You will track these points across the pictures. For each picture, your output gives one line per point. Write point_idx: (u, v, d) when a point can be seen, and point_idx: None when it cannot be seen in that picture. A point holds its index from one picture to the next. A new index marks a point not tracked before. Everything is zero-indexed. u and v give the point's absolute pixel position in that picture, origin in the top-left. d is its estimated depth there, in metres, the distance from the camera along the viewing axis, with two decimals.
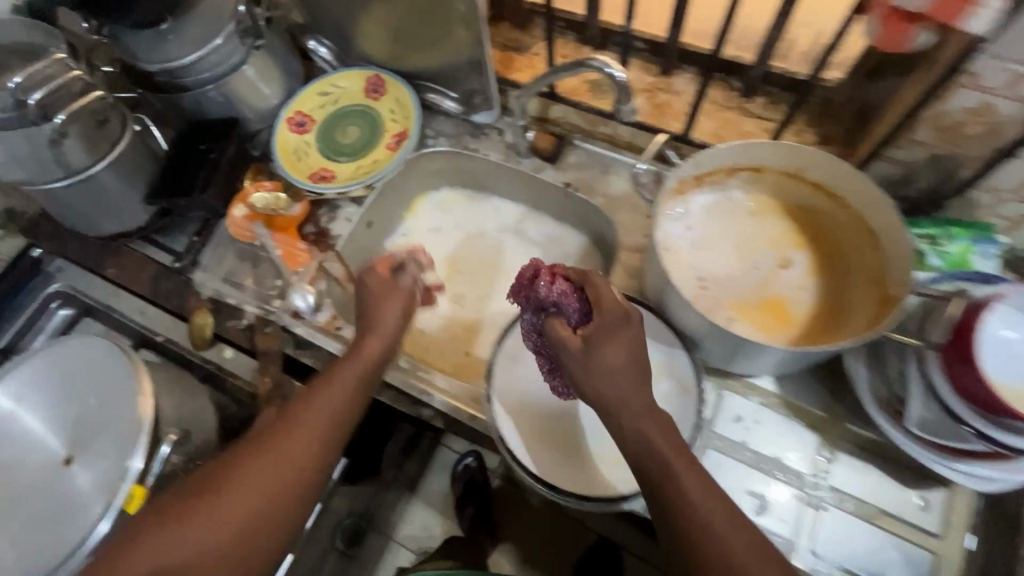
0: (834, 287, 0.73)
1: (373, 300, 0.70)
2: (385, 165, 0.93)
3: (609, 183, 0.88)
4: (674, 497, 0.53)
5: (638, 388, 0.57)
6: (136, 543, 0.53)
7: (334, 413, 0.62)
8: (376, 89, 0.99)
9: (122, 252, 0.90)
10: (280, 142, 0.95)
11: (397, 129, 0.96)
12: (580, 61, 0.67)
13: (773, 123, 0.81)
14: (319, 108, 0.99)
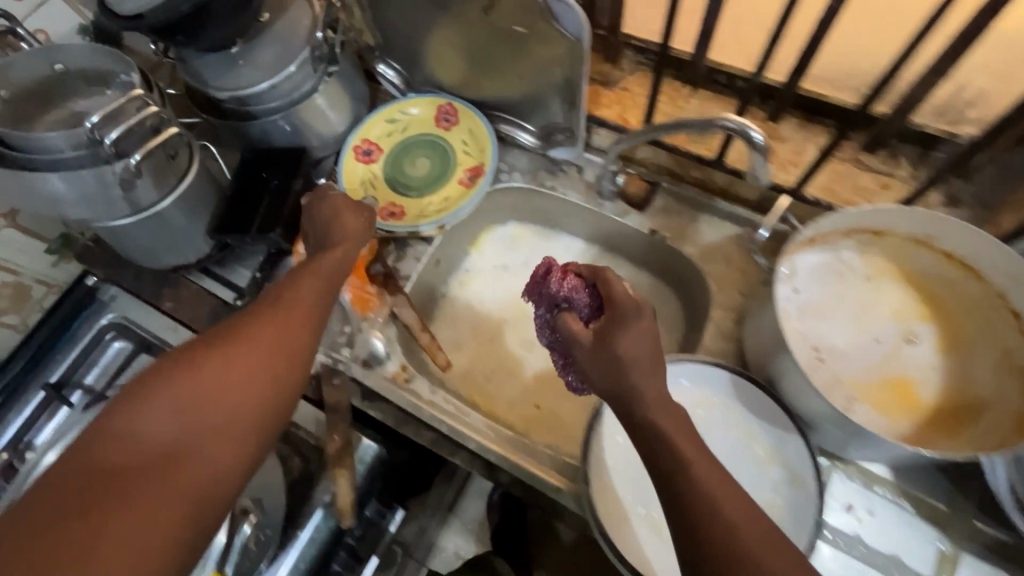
0: (964, 369, 0.67)
1: (338, 227, 0.70)
2: (459, 202, 0.88)
3: (700, 232, 0.82)
4: (688, 478, 0.46)
5: (649, 366, 0.52)
6: (88, 446, 0.45)
7: (307, 316, 0.59)
8: (447, 117, 0.93)
9: (181, 285, 0.87)
10: (347, 173, 0.91)
11: (471, 163, 0.91)
12: (712, 120, 0.61)
13: (893, 179, 0.74)
14: (387, 136, 0.93)
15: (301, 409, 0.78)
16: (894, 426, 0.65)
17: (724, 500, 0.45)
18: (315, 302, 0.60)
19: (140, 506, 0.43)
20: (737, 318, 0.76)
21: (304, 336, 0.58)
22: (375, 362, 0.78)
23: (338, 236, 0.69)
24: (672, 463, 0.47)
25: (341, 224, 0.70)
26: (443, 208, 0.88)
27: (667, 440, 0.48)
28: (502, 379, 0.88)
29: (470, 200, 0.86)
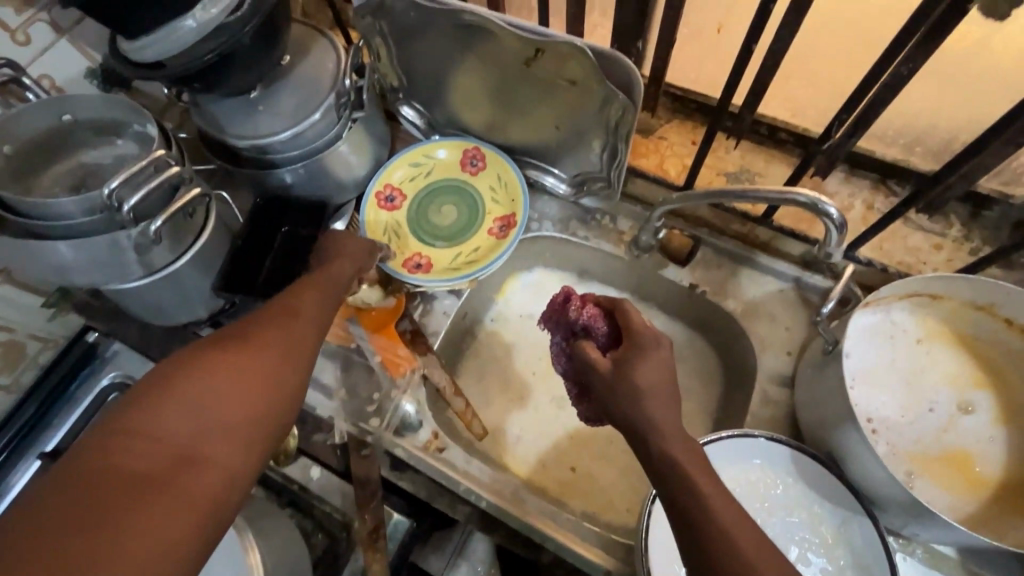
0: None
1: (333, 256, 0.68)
2: (489, 255, 0.84)
3: (743, 287, 0.79)
4: (700, 506, 0.45)
5: (666, 396, 0.51)
6: (92, 453, 0.40)
7: (317, 324, 0.58)
8: (474, 162, 0.89)
9: (192, 341, 0.81)
10: (370, 222, 0.87)
11: (500, 212, 0.87)
12: (784, 194, 0.58)
13: (947, 239, 0.71)
14: (410, 181, 0.90)
15: (324, 480, 0.73)
16: (955, 504, 0.62)
17: (737, 527, 0.44)
18: (322, 308, 0.60)
19: (160, 511, 0.39)
20: (787, 381, 0.73)
21: (313, 342, 0.57)
22: (407, 431, 0.72)
23: (337, 255, 0.68)
24: (682, 494, 0.46)
25: (341, 244, 0.69)
26: (473, 261, 0.85)
27: (679, 467, 0.47)
28: (533, 438, 0.83)
29: (501, 253, 0.81)
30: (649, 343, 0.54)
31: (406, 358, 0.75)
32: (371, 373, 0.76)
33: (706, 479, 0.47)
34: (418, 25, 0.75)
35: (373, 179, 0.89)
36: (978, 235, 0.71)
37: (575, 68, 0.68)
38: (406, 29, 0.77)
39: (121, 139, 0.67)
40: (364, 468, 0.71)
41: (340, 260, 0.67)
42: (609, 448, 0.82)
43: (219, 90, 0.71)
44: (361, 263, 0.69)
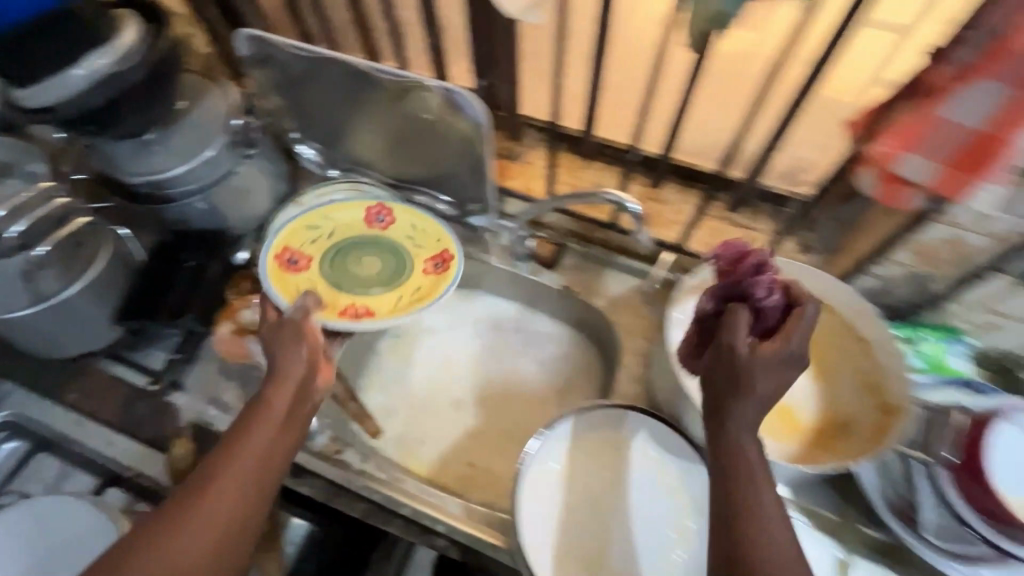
0: (830, 391, 0.73)
1: (276, 354, 0.64)
2: (434, 292, 0.86)
3: (608, 286, 0.90)
4: (745, 505, 0.50)
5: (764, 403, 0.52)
6: None
7: (245, 481, 0.56)
8: (380, 217, 0.93)
9: (87, 373, 0.82)
10: (279, 285, 0.84)
11: (427, 253, 0.89)
12: (595, 194, 0.72)
13: (758, 232, 0.86)
14: (313, 243, 0.90)
15: None
16: (777, 447, 0.70)
17: (768, 529, 0.49)
18: (262, 451, 0.57)
19: None
20: (645, 361, 0.84)
21: (250, 497, 0.56)
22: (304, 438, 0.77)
23: (282, 369, 0.63)
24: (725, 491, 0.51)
25: (286, 351, 0.64)
26: (417, 297, 0.86)
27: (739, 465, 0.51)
28: (433, 441, 0.89)
29: (448, 282, 0.85)
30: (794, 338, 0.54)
31: None
32: None
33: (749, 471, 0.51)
34: (300, 71, 0.85)
35: (270, 246, 0.88)
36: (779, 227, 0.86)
37: (432, 105, 0.80)
38: (290, 75, 0.87)
39: None
40: None
41: (284, 376, 0.62)
42: (502, 442, 0.88)
43: (114, 133, 0.76)
44: (308, 370, 0.64)
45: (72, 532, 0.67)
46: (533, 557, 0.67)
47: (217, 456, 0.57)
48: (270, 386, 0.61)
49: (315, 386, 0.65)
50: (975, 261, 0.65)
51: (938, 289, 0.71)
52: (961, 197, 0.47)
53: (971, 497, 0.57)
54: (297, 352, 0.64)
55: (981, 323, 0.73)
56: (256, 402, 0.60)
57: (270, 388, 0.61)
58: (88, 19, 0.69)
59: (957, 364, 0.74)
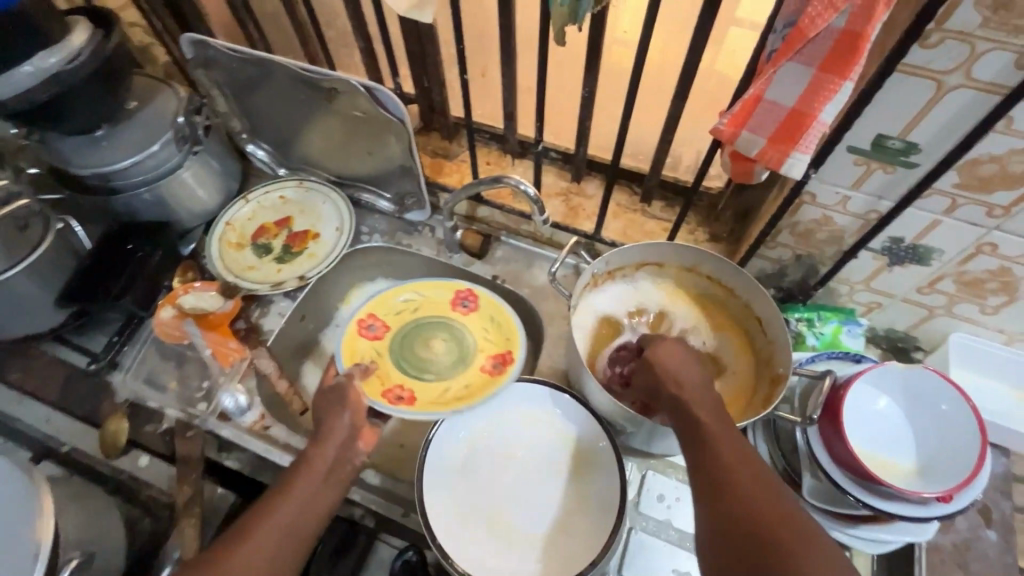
0: (738, 366, 0.81)
1: (323, 415, 0.70)
2: (482, 393, 0.79)
3: (533, 275, 0.95)
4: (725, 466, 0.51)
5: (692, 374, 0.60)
6: None
7: (288, 529, 0.58)
8: (467, 299, 0.87)
9: (31, 355, 0.86)
10: (346, 350, 0.82)
11: (495, 348, 0.83)
12: (499, 179, 0.77)
13: (670, 223, 0.92)
14: (396, 312, 0.86)
15: (152, 468, 0.78)
16: None
17: (751, 479, 0.50)
18: (302, 509, 0.60)
19: None
20: (564, 344, 0.89)
21: (280, 559, 0.56)
22: (232, 414, 0.81)
23: (328, 429, 0.68)
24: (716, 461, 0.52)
25: (331, 413, 0.70)
26: (462, 398, 0.79)
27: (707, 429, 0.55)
28: None
29: (498, 388, 0.78)
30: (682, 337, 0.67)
31: (234, 349, 0.85)
32: (204, 366, 0.85)
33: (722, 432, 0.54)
34: (242, 74, 0.92)
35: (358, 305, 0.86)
36: (690, 218, 0.91)
37: (361, 102, 0.86)
38: (236, 78, 0.93)
39: None
40: (187, 448, 0.77)
41: (329, 436, 0.67)
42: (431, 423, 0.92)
43: (64, 129, 0.83)
44: (350, 435, 0.68)
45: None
46: (432, 517, 0.71)
47: (258, 508, 0.60)
48: (317, 445, 0.66)
49: (358, 451, 0.68)
50: (846, 240, 0.70)
51: (822, 270, 0.77)
52: (782, 167, 0.52)
53: (830, 448, 0.62)
54: (341, 416, 0.69)
55: (868, 303, 0.79)
56: (301, 461, 0.65)
57: (315, 443, 0.66)
58: (35, 19, 0.73)
59: (851, 343, 0.79)
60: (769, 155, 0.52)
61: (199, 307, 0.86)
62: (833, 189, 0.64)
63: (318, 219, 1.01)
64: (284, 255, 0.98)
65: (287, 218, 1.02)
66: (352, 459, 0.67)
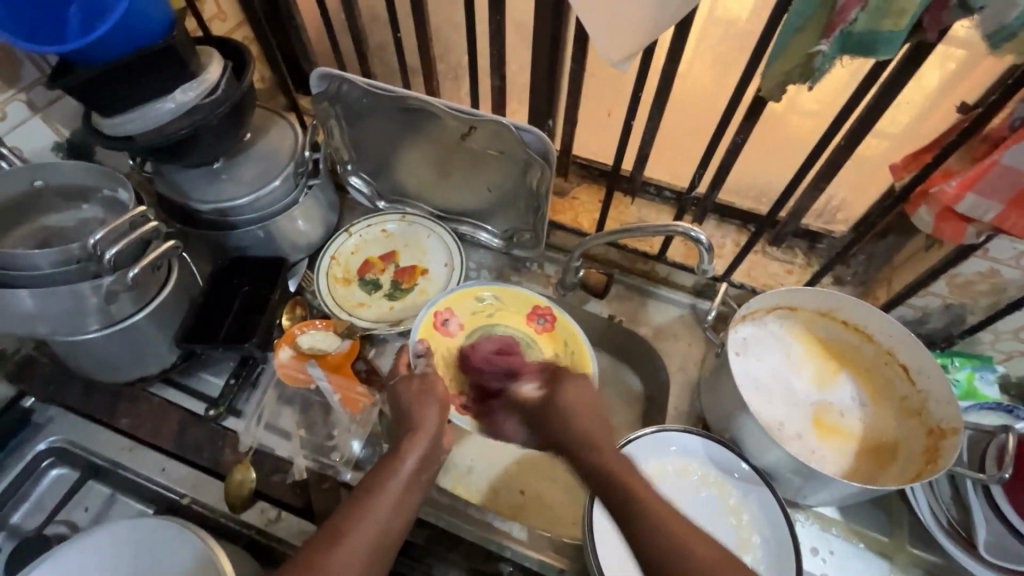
0: (876, 410, 0.80)
1: (411, 404, 0.70)
2: None
3: (652, 315, 0.94)
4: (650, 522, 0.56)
5: (592, 402, 0.71)
6: None
7: (386, 509, 0.58)
8: (542, 318, 0.90)
9: (139, 399, 0.81)
10: (424, 332, 0.86)
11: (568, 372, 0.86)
12: (665, 226, 0.73)
13: (794, 265, 0.92)
14: (473, 314, 0.91)
15: (283, 522, 0.73)
16: (836, 460, 0.76)
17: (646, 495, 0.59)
18: (395, 504, 0.59)
19: None
20: (692, 387, 0.88)
21: (380, 548, 0.56)
22: (363, 459, 0.77)
23: (420, 422, 0.67)
24: (600, 473, 0.63)
25: (421, 404, 0.70)
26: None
27: (593, 448, 0.65)
28: (482, 469, 0.87)
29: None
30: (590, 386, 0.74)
31: (362, 395, 0.81)
32: (330, 412, 0.81)
33: (601, 440, 0.66)
34: (367, 108, 0.88)
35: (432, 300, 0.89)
36: (814, 261, 0.91)
37: (496, 141, 0.83)
38: (357, 112, 0.90)
39: (88, 204, 0.74)
40: (326, 501, 0.74)
41: (420, 431, 0.66)
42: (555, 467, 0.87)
43: (187, 162, 0.80)
44: (439, 431, 0.67)
45: (173, 560, 0.61)
46: (601, 562, 0.70)
47: (350, 505, 0.58)
48: (408, 438, 0.66)
49: (444, 447, 0.68)
50: (1008, 292, 0.71)
51: (972, 319, 0.77)
52: None
53: (1018, 504, 0.65)
54: (431, 408, 0.69)
55: (1010, 352, 0.79)
56: (391, 457, 0.64)
57: (406, 441, 0.65)
58: (184, 53, 0.73)
59: (986, 390, 0.80)
60: (1013, 224, 0.52)
61: (317, 348, 0.83)
62: (1010, 244, 0.65)
63: (425, 254, 0.99)
64: (394, 292, 0.96)
65: (393, 252, 0.99)
66: (438, 456, 0.67)
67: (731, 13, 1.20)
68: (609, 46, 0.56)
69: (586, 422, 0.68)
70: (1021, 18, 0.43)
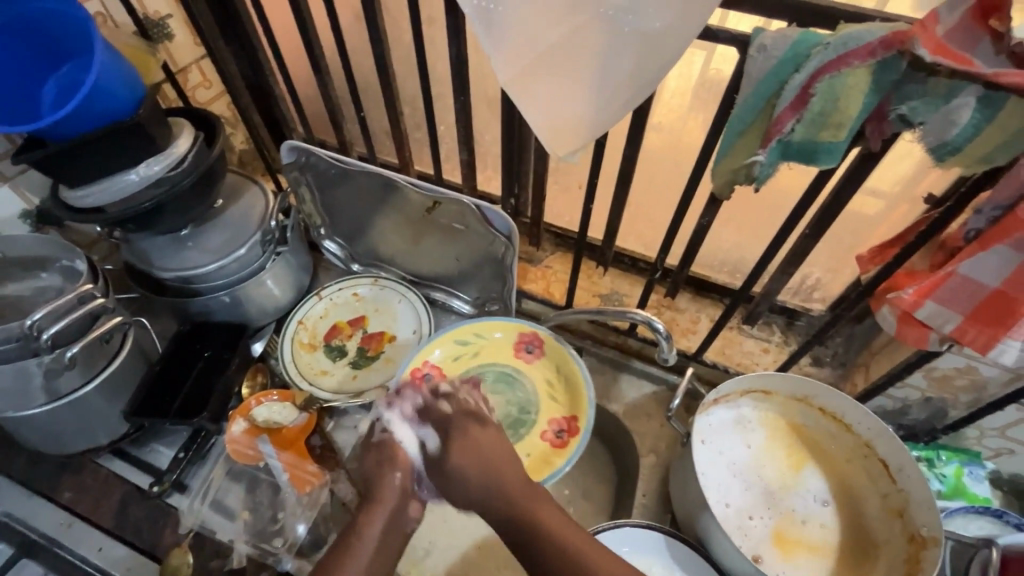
0: (854, 505, 0.75)
1: (374, 469, 0.65)
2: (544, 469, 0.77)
3: (623, 390, 0.90)
4: None
5: (492, 450, 0.65)
6: None
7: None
8: (532, 347, 0.86)
9: (84, 471, 0.79)
10: None
11: (557, 412, 0.82)
12: (624, 312, 0.71)
13: (771, 343, 0.89)
14: (453, 359, 0.86)
15: None
16: (805, 565, 0.71)
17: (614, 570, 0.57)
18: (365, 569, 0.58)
19: None
20: (664, 473, 0.83)
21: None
22: (306, 545, 0.74)
23: (380, 493, 0.63)
24: (529, 524, 0.60)
25: (381, 474, 0.65)
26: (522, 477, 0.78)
27: (542, 531, 0.60)
28: (440, 552, 0.82)
29: (563, 461, 0.77)
30: (474, 411, 0.68)
31: (312, 474, 0.77)
32: (278, 492, 0.78)
33: (517, 485, 0.64)
34: (337, 178, 0.88)
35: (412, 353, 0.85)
36: (792, 340, 0.88)
37: (461, 215, 0.82)
38: (328, 182, 0.90)
39: (45, 273, 0.74)
40: None
41: (378, 502, 0.63)
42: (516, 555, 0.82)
43: (150, 232, 0.80)
44: (401, 497, 0.64)
45: None
46: None
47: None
48: (366, 511, 0.63)
49: (409, 516, 0.64)
50: (990, 390, 0.67)
51: (954, 414, 0.73)
52: (991, 350, 0.49)
53: None
54: (394, 474, 0.65)
55: (998, 448, 0.74)
56: (350, 529, 0.62)
57: (365, 512, 0.63)
58: (150, 129, 0.73)
59: (977, 487, 0.74)
60: (975, 338, 0.49)
61: (272, 422, 0.80)
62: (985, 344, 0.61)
63: (394, 321, 0.97)
64: (359, 360, 0.94)
65: (362, 317, 0.97)
66: (404, 522, 0.64)
67: (723, 73, 0.97)
68: (557, 141, 0.54)
69: (507, 480, 0.63)
70: (962, 136, 0.42)
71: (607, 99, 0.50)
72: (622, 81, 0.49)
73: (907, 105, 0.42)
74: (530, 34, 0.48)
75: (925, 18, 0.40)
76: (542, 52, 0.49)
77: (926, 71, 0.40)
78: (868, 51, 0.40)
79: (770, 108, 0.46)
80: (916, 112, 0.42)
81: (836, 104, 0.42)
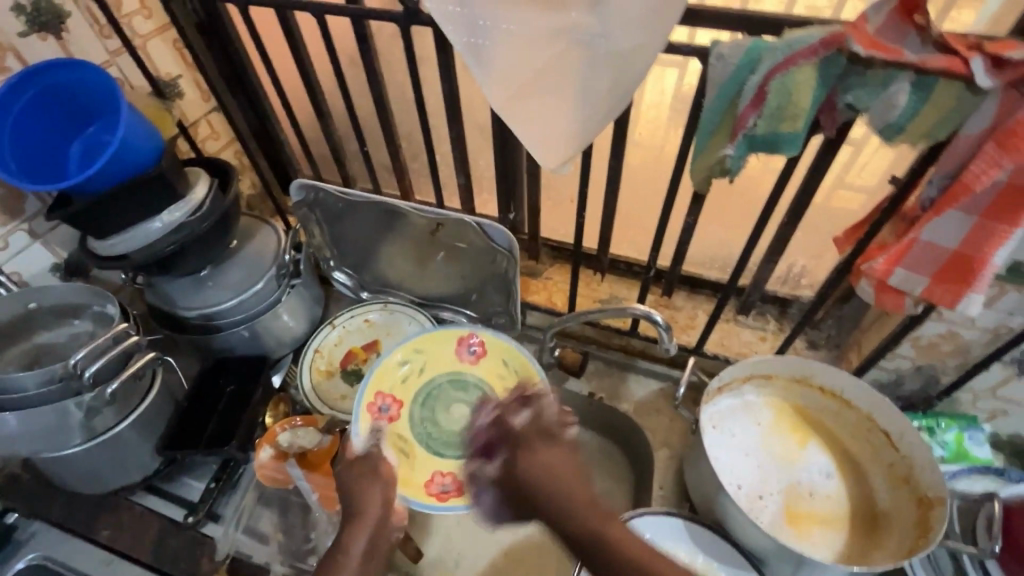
0: (859, 478, 0.78)
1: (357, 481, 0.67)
2: None
3: (632, 390, 0.94)
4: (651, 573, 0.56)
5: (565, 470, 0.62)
6: None
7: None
8: (471, 349, 0.88)
9: (119, 509, 0.82)
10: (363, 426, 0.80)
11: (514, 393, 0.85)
12: (625, 308, 0.75)
13: (767, 332, 0.93)
14: (405, 381, 0.86)
15: None
16: (819, 539, 0.74)
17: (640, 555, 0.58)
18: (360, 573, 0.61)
19: None
20: (678, 465, 0.86)
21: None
22: None
23: (360, 507, 0.65)
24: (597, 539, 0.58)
25: (364, 486, 0.66)
26: None
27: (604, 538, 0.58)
28: (469, 561, 0.84)
29: None
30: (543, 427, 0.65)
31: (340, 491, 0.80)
32: (308, 513, 0.82)
33: (582, 507, 0.60)
34: (344, 211, 0.93)
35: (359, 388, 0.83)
36: (786, 327, 0.93)
37: (463, 235, 0.88)
38: (335, 215, 0.95)
39: (78, 320, 0.79)
40: None
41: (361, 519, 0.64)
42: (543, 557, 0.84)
43: (173, 274, 0.85)
44: (385, 512, 0.65)
45: None
46: None
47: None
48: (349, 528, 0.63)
49: (392, 525, 0.66)
50: (973, 352, 0.71)
51: (945, 380, 0.77)
52: (955, 303, 0.54)
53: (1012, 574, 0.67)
54: (375, 488, 0.66)
55: (992, 410, 0.78)
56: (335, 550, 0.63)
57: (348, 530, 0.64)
58: (171, 178, 0.79)
59: (979, 451, 0.77)
60: (940, 297, 0.55)
61: (297, 445, 0.83)
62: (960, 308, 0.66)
63: None
64: None
65: (375, 341, 1.01)
66: (387, 533, 0.66)
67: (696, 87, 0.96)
68: (547, 155, 0.60)
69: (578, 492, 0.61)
70: (903, 116, 0.47)
71: (588, 114, 0.56)
72: (601, 98, 0.55)
73: (851, 95, 0.48)
74: (516, 63, 0.55)
75: (856, 19, 0.45)
76: (526, 77, 0.56)
77: (863, 65, 0.46)
78: (811, 51, 0.46)
79: (733, 108, 0.52)
80: (861, 100, 0.48)
81: (789, 99, 0.48)
